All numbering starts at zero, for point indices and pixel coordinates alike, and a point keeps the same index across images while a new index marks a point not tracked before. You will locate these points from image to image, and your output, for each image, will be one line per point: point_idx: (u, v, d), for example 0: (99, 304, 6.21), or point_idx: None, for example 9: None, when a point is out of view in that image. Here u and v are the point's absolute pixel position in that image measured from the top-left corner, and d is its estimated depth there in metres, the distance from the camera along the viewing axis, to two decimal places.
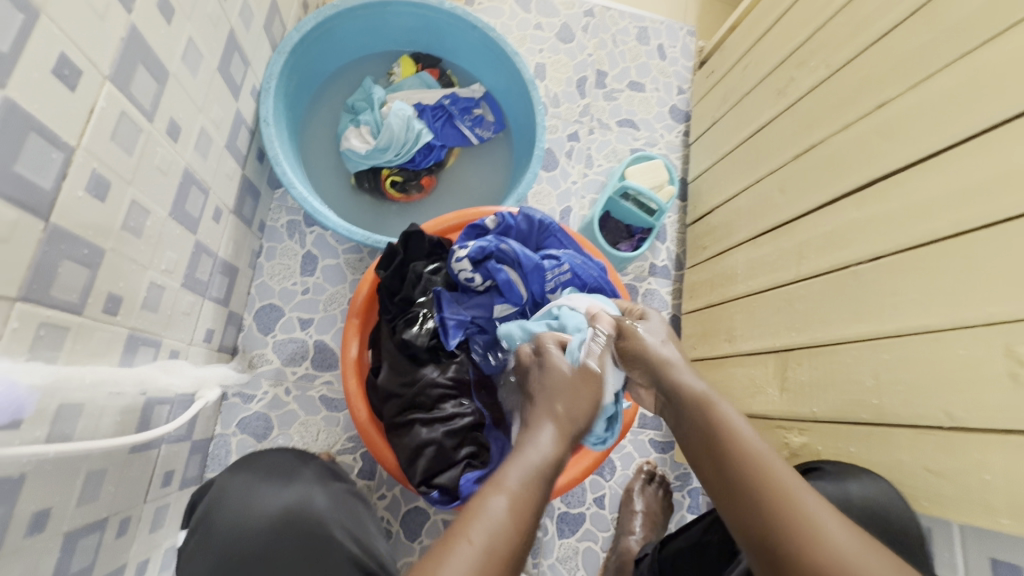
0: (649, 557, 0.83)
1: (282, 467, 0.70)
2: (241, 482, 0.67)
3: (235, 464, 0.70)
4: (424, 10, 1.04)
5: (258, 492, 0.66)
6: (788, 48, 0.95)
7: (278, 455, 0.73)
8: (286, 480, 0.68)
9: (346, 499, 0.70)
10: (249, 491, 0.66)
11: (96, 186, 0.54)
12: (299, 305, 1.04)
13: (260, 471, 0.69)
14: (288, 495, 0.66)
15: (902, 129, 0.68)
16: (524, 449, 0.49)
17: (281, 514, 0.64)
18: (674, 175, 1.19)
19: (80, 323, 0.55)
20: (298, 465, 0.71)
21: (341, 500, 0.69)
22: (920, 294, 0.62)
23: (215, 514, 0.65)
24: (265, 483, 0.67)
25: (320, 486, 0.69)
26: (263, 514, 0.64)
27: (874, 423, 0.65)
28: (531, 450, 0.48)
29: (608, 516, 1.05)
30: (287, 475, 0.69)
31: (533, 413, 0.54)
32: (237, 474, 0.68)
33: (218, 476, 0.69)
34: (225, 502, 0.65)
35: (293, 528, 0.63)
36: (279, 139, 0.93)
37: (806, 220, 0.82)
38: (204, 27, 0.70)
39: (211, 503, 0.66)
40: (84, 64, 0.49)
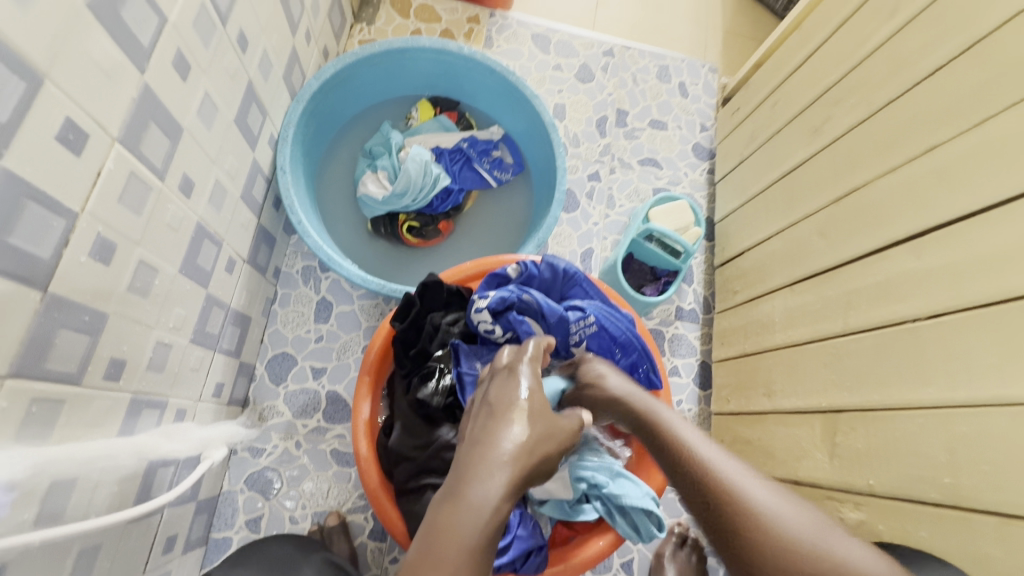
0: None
1: (282, 564, 0.65)
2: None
3: (231, 559, 0.65)
4: (443, 55, 1.03)
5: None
6: (820, 87, 0.91)
7: (281, 546, 0.68)
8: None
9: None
10: None
11: (101, 250, 0.51)
12: (312, 354, 1.01)
13: (258, 567, 0.64)
14: None
15: (958, 174, 0.63)
16: (466, 502, 0.41)
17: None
18: (699, 216, 1.15)
19: (77, 394, 0.52)
20: (299, 561, 0.66)
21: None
22: (994, 360, 0.55)
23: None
24: None
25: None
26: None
27: (945, 504, 0.57)
28: (472, 504, 0.41)
29: None
30: (286, 574, 0.64)
31: (475, 442, 0.48)
32: (236, 570, 0.63)
33: (211, 573, 0.63)
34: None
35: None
36: (295, 187, 0.92)
37: (851, 269, 0.76)
38: (221, 81, 0.69)
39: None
40: (91, 127, 0.48)
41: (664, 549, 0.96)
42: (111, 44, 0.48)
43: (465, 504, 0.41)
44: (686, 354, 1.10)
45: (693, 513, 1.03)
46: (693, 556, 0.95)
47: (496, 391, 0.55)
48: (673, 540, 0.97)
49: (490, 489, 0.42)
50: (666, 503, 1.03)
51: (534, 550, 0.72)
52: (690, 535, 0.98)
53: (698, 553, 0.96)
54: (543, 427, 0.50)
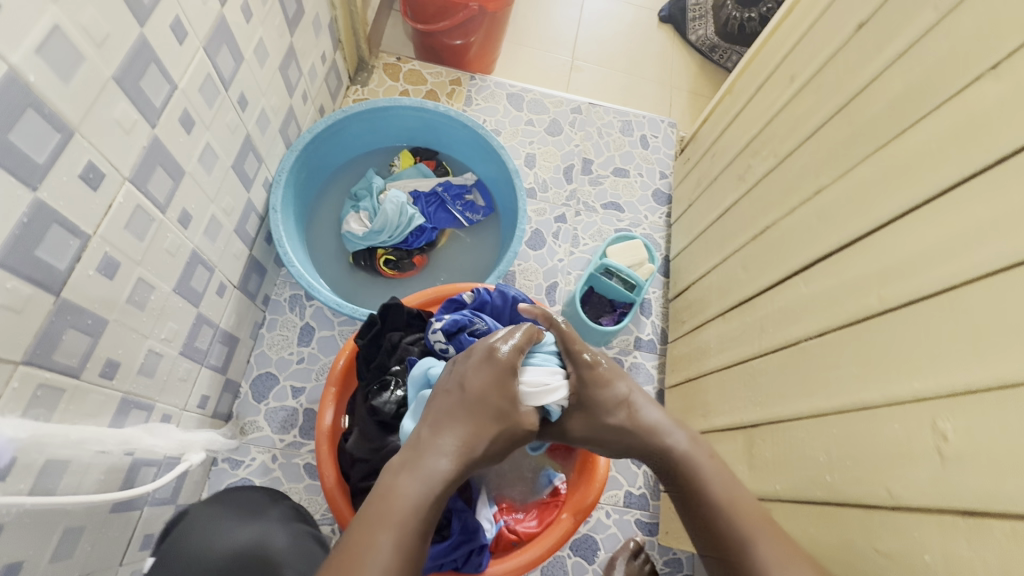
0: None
1: (251, 506, 0.75)
2: (212, 515, 0.72)
3: (209, 497, 0.74)
4: (422, 113, 1.18)
5: (222, 527, 0.70)
6: (745, 140, 1.04)
7: (250, 494, 0.77)
8: (251, 517, 0.73)
9: (308, 543, 0.73)
10: (213, 526, 0.70)
11: (106, 267, 0.63)
12: (293, 374, 1.11)
13: (227, 507, 0.73)
14: (248, 533, 0.70)
15: (836, 213, 0.73)
16: (419, 473, 0.56)
17: (238, 551, 0.68)
18: (654, 254, 1.25)
19: (75, 386, 0.62)
20: (266, 505, 0.75)
21: (301, 544, 0.72)
22: (858, 369, 0.63)
23: (179, 545, 0.68)
24: (228, 520, 0.71)
25: (282, 527, 0.73)
26: (224, 548, 0.68)
27: (829, 501, 0.64)
28: (424, 475, 0.56)
29: None
30: (251, 513, 0.73)
31: (435, 424, 0.62)
32: (209, 506, 0.73)
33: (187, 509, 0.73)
34: (192, 534, 0.69)
35: (247, 567, 0.67)
36: (284, 224, 1.04)
37: (764, 296, 0.85)
38: (222, 134, 0.83)
39: (177, 533, 0.70)
40: (108, 169, 0.61)
41: (617, 555, 0.99)
42: (130, 106, 0.62)
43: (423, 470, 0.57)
44: (643, 381, 1.18)
45: (647, 535, 1.07)
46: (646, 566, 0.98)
47: (458, 381, 0.65)
48: (629, 549, 0.99)
49: (440, 463, 0.58)
50: (620, 523, 1.07)
51: (477, 551, 0.78)
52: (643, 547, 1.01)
53: (650, 561, 0.99)
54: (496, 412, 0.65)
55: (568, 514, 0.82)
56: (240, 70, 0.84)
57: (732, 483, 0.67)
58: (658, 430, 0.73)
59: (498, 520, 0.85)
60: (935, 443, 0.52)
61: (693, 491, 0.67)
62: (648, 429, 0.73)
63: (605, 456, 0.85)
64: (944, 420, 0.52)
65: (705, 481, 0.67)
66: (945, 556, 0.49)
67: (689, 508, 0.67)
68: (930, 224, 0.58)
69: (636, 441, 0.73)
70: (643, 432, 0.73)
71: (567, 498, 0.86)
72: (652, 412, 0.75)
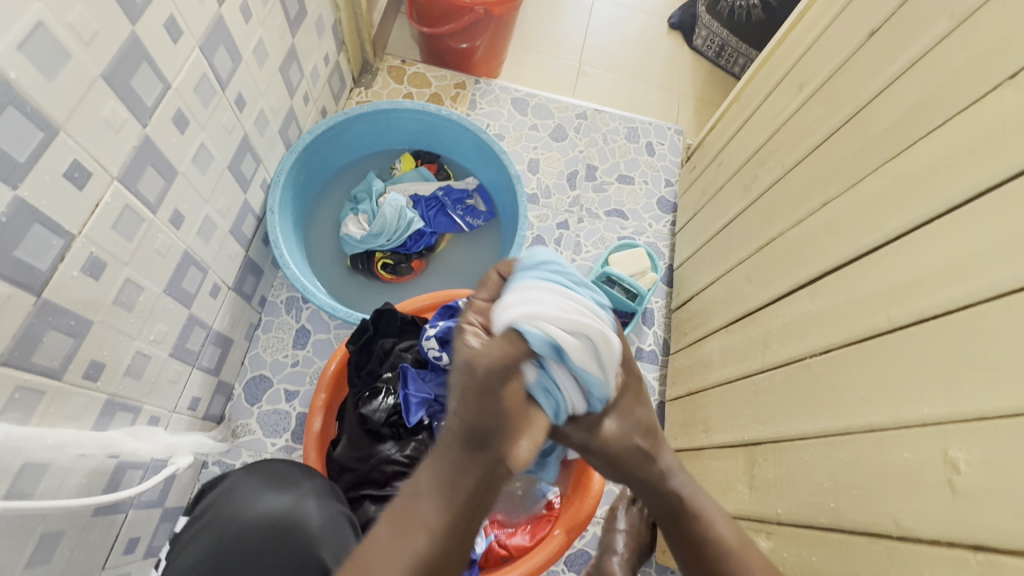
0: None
1: (287, 475, 0.73)
2: (250, 482, 0.71)
3: (249, 464, 0.73)
4: (424, 115, 1.17)
5: (256, 496, 0.69)
6: (751, 148, 1.02)
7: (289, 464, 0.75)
8: (290, 487, 0.72)
9: (340, 519, 0.71)
10: (251, 494, 0.70)
11: (92, 267, 0.62)
12: (288, 377, 1.09)
13: (265, 475, 0.72)
14: (284, 505, 0.69)
15: (842, 226, 0.71)
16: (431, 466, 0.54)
17: (269, 523, 0.68)
18: (657, 263, 1.23)
19: (57, 388, 0.61)
20: (301, 476, 0.72)
21: (333, 518, 0.70)
22: (864, 390, 0.60)
23: (221, 507, 0.69)
24: (268, 488, 0.71)
25: (315, 499, 0.71)
26: (259, 516, 0.68)
27: (831, 527, 0.61)
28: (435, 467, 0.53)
29: None
30: (286, 483, 0.72)
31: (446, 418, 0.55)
32: (249, 474, 0.72)
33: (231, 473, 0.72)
34: (230, 500, 0.69)
35: (276, 537, 0.67)
36: (282, 225, 1.03)
37: (768, 310, 0.83)
38: (217, 134, 0.82)
39: (217, 496, 0.70)
40: (95, 168, 0.60)
41: (617, 504, 1.04)
42: (120, 105, 0.61)
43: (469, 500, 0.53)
44: None
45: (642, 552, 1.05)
46: (645, 512, 1.04)
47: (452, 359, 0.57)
48: (626, 497, 1.05)
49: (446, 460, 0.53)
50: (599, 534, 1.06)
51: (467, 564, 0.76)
52: (641, 493, 1.07)
53: (649, 507, 1.04)
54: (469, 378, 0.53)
55: (560, 531, 0.80)
56: (238, 69, 0.83)
57: (735, 534, 0.66)
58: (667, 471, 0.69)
59: (489, 533, 0.84)
60: (945, 472, 0.50)
61: (697, 530, 0.66)
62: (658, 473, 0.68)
63: (600, 473, 0.83)
64: (955, 448, 0.49)
65: (710, 523, 0.66)
66: None
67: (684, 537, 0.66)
68: (941, 240, 0.56)
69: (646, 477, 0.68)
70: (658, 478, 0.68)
71: (560, 514, 0.83)
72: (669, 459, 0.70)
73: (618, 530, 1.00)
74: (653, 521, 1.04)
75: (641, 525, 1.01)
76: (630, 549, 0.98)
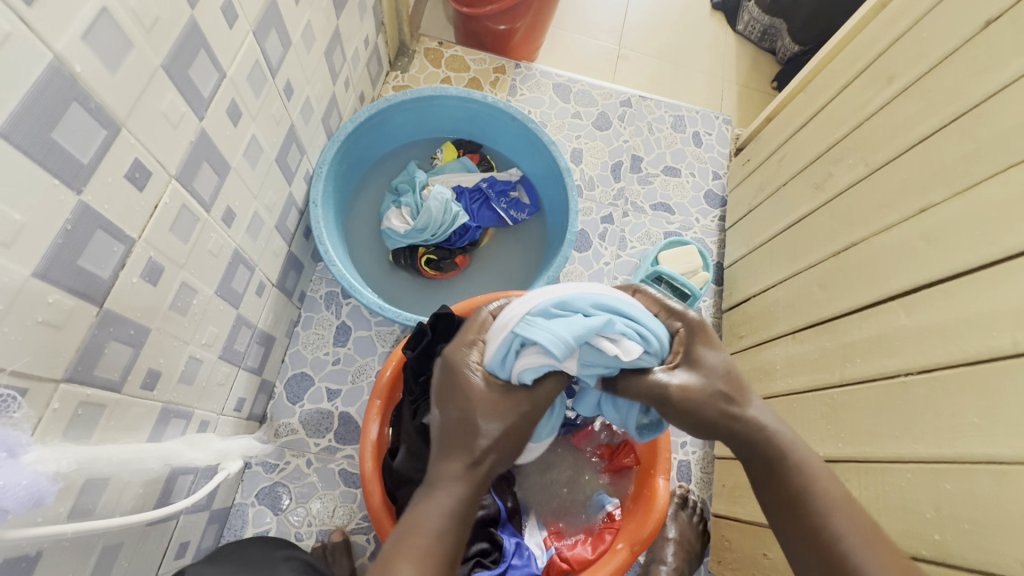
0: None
1: (255, 559, 0.72)
2: (215, 567, 0.68)
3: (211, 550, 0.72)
4: (469, 103, 1.11)
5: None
6: (824, 144, 0.96)
7: (260, 548, 0.75)
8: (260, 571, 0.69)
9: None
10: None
11: (150, 272, 0.58)
12: (329, 375, 1.06)
13: (229, 561, 0.70)
14: None
15: (945, 238, 0.67)
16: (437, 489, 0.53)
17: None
18: (708, 261, 1.18)
19: (117, 400, 0.58)
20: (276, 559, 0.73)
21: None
22: (979, 418, 0.58)
23: None
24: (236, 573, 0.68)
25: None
26: None
27: (935, 561, 0.59)
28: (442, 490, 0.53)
29: None
30: (260, 567, 0.70)
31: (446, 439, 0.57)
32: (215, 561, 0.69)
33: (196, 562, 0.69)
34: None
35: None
36: (325, 219, 0.99)
37: (849, 320, 0.79)
38: (267, 125, 0.77)
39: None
40: (154, 167, 0.55)
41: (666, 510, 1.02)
42: (178, 97, 0.56)
43: (422, 510, 0.52)
44: None
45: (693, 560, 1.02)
46: (695, 517, 1.01)
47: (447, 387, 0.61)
48: (675, 501, 1.02)
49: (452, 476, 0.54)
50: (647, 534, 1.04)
51: None
52: (690, 497, 1.03)
53: (699, 514, 1.01)
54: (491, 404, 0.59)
55: (624, 545, 0.77)
56: (288, 55, 0.78)
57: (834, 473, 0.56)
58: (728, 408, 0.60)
59: (548, 547, 0.83)
60: None
61: (796, 486, 0.55)
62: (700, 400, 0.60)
63: (663, 485, 0.79)
64: None
65: (813, 480, 0.55)
66: None
67: (778, 501, 0.56)
68: None
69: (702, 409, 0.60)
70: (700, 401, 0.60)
71: (622, 527, 0.81)
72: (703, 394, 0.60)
73: (668, 538, 0.98)
74: (704, 525, 1.01)
75: (691, 534, 0.99)
76: (679, 559, 0.96)
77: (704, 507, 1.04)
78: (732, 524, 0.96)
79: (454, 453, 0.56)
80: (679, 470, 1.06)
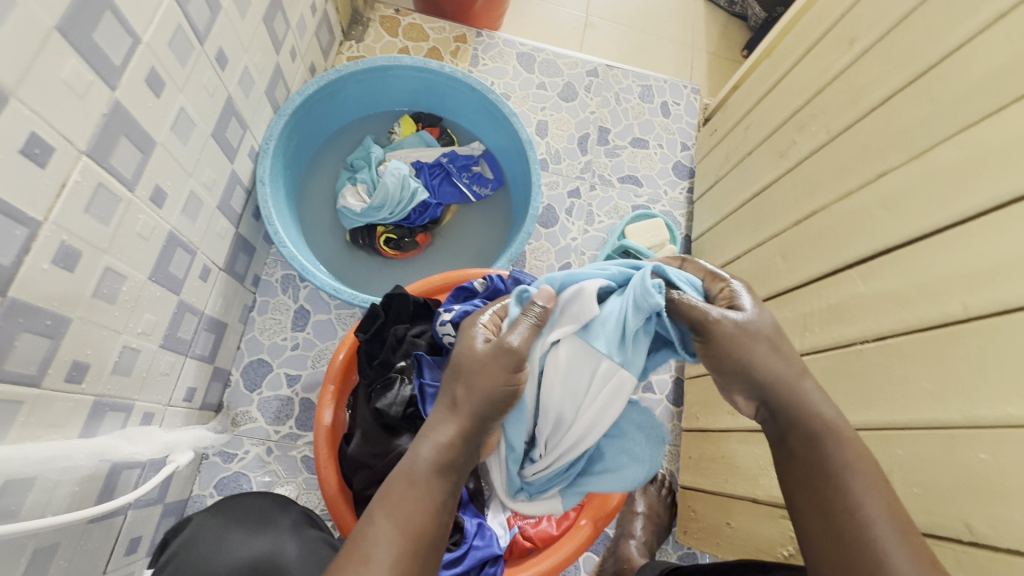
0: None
1: (257, 514, 0.69)
2: (217, 523, 0.66)
3: (214, 505, 0.69)
4: (426, 73, 1.05)
5: (231, 537, 0.65)
6: (787, 111, 0.95)
7: (258, 501, 0.71)
8: (259, 529, 0.67)
9: (320, 550, 0.67)
10: (218, 539, 0.64)
11: (65, 259, 0.54)
12: (288, 361, 1.03)
13: (232, 514, 0.68)
14: (255, 547, 0.64)
15: (902, 204, 0.66)
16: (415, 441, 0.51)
17: (248, 565, 0.62)
18: (675, 234, 1.16)
19: (36, 396, 0.54)
20: (278, 512, 0.69)
21: (313, 553, 0.66)
22: (931, 384, 0.57)
23: (183, 557, 0.63)
24: (236, 530, 0.66)
25: (294, 538, 0.67)
26: (234, 560, 0.63)
27: None
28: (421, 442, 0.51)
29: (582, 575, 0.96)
30: (260, 524, 0.67)
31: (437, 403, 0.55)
32: (212, 517, 0.67)
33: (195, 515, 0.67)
34: (194, 548, 0.63)
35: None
36: (274, 198, 0.93)
37: (808, 290, 0.79)
38: (199, 97, 0.72)
39: (183, 543, 0.64)
40: (58, 141, 0.50)
41: None
42: (82, 64, 0.51)
43: (407, 456, 0.50)
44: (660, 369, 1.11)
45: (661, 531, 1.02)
46: (662, 490, 1.01)
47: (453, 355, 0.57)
48: None
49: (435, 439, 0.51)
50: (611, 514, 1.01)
51: (490, 561, 0.73)
52: (659, 471, 1.04)
53: (667, 487, 1.02)
54: (484, 365, 0.54)
55: (587, 521, 0.78)
56: (218, 21, 0.72)
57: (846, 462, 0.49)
58: (799, 386, 0.52)
59: (511, 526, 0.81)
60: None
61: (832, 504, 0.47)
62: (761, 364, 0.52)
63: None
64: None
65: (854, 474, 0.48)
66: None
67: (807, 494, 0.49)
68: None
69: (764, 364, 0.52)
70: (755, 362, 0.52)
71: (586, 503, 0.81)
72: (779, 364, 0.53)
73: (636, 512, 0.97)
74: (672, 498, 1.02)
75: (658, 507, 0.99)
76: (648, 532, 0.95)
77: (672, 481, 1.04)
78: (698, 495, 0.97)
79: (445, 417, 0.53)
80: None
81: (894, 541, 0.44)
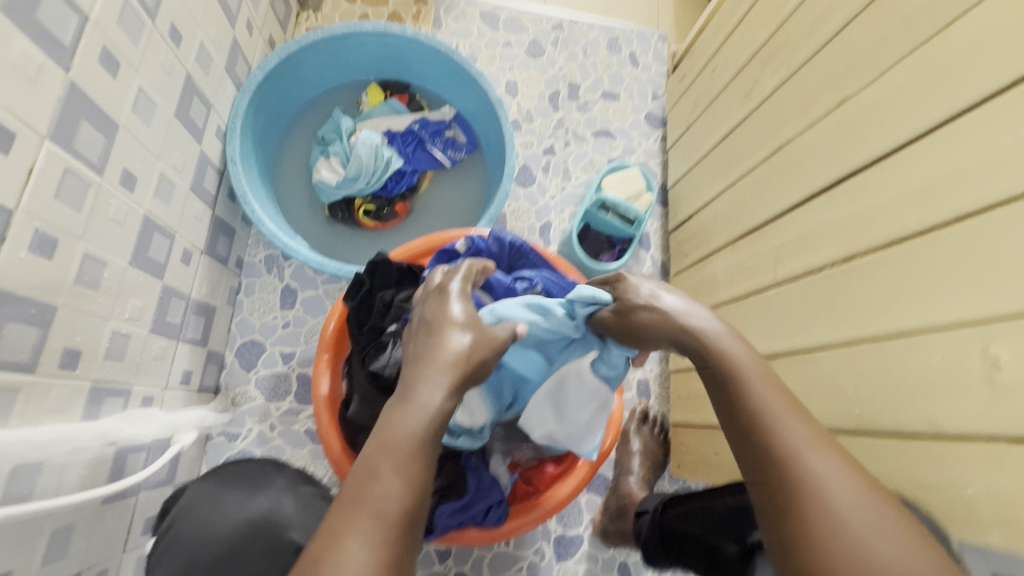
0: (650, 515, 0.82)
1: (254, 476, 0.71)
2: (213, 487, 0.69)
3: (212, 471, 0.72)
4: (387, 38, 1.03)
5: (227, 499, 0.68)
6: (752, 48, 0.95)
7: (254, 465, 0.74)
8: (255, 489, 0.69)
9: (317, 505, 0.70)
10: (216, 500, 0.67)
11: (41, 245, 0.54)
12: (280, 340, 1.04)
13: (229, 478, 0.70)
14: (254, 506, 0.67)
15: (860, 129, 0.68)
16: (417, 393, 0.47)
17: (249, 522, 0.66)
18: (652, 184, 1.18)
19: (32, 383, 0.55)
20: (272, 473, 0.72)
21: (310, 508, 0.69)
22: (894, 297, 0.60)
23: (182, 520, 0.66)
24: (232, 491, 0.69)
25: (290, 493, 0.70)
26: (233, 520, 0.66)
27: (856, 431, 0.64)
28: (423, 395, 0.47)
29: (585, 516, 1.01)
30: (257, 484, 0.70)
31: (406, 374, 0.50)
32: (208, 483, 0.70)
33: (190, 484, 0.70)
34: (193, 510, 0.67)
35: (260, 537, 0.65)
36: (248, 178, 0.93)
37: (779, 223, 0.81)
38: (156, 76, 0.71)
39: (188, 511, 0.67)
40: (18, 126, 0.50)
41: (629, 426, 1.05)
42: (31, 45, 0.51)
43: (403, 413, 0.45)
44: None
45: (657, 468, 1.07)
46: (655, 429, 1.06)
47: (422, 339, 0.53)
48: (636, 417, 1.06)
49: (434, 391, 0.47)
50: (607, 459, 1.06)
51: (496, 505, 0.77)
52: (651, 413, 1.08)
53: (660, 428, 1.07)
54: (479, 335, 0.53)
55: (585, 461, 0.82)
56: None
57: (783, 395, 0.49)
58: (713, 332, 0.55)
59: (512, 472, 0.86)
60: (984, 370, 0.50)
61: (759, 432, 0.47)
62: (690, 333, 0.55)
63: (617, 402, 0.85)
64: (996, 346, 0.50)
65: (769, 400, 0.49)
66: (995, 489, 0.48)
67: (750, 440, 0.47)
68: (981, 131, 0.53)
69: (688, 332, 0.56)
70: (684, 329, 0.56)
71: None
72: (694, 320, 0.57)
73: (633, 450, 1.01)
74: (664, 436, 1.07)
75: (653, 444, 1.04)
76: (646, 468, 0.99)
77: (663, 420, 1.09)
78: (689, 430, 1.01)
79: None
80: (637, 388, 1.11)
81: (810, 448, 0.45)
